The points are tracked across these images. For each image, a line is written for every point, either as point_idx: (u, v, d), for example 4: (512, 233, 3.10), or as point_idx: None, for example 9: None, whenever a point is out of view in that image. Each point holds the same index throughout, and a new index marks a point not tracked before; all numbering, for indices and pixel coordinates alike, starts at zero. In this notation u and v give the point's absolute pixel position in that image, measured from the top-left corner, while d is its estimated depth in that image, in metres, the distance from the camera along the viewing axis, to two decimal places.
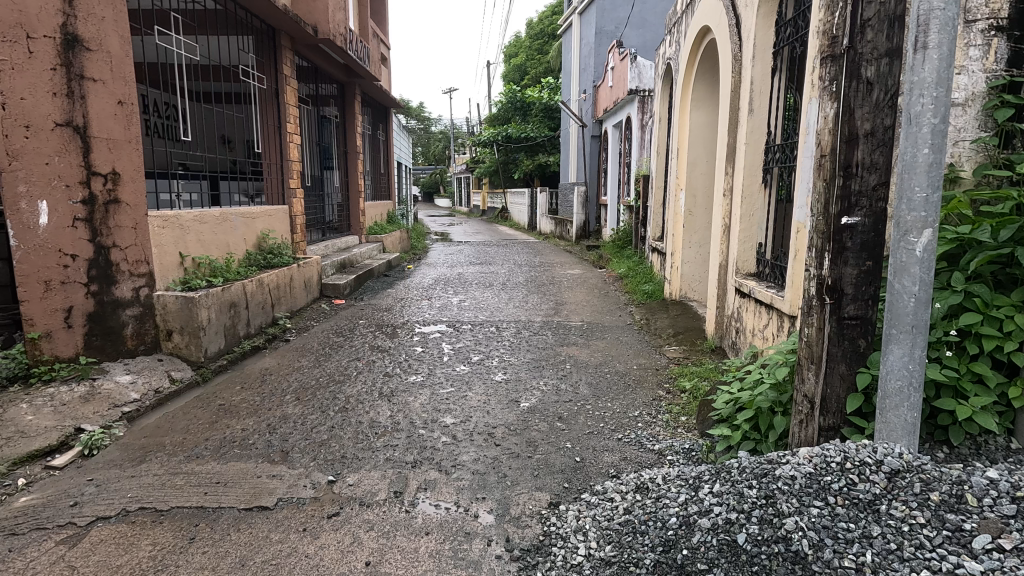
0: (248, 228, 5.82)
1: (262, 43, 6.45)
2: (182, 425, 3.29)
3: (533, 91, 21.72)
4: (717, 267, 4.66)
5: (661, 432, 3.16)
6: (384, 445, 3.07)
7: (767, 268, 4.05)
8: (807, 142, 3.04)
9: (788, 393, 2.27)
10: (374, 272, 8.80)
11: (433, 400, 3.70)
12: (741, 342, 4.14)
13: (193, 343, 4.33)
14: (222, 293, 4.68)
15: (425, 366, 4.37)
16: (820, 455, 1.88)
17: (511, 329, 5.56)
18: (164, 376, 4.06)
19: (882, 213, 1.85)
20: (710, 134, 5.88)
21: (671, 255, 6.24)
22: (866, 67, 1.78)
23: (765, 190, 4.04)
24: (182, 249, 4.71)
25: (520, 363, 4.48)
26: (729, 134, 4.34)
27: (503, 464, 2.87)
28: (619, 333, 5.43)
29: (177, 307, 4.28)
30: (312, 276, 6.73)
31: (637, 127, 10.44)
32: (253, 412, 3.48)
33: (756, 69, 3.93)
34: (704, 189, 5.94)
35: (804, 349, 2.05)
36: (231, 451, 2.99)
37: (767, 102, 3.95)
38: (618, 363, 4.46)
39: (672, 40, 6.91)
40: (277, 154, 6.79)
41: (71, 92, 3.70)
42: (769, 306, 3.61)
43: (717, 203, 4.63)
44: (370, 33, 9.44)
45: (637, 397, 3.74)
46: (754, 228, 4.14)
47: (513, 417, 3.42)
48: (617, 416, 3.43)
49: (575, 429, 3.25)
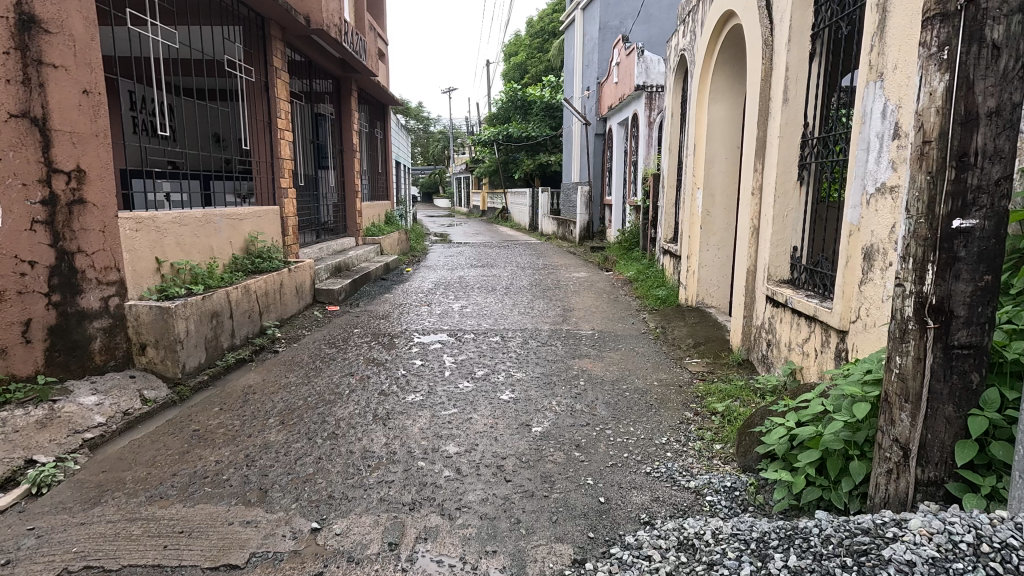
0: (234, 231, 5.41)
1: (251, 33, 6.05)
2: (147, 456, 2.89)
3: (534, 89, 21.30)
4: (743, 273, 4.26)
5: (695, 465, 2.77)
6: (378, 481, 2.67)
7: (804, 274, 3.66)
8: (866, 131, 2.68)
9: (866, 432, 1.87)
10: (371, 276, 8.41)
11: (434, 424, 3.30)
12: (774, 357, 3.74)
13: (169, 358, 3.95)
14: (202, 302, 4.28)
15: (424, 384, 3.96)
16: (943, 533, 1.50)
17: (517, 339, 5.16)
18: (134, 396, 3.66)
19: (1004, 214, 1.48)
20: (730, 129, 5.50)
21: (688, 258, 5.92)
22: (993, 28, 1.40)
23: (801, 188, 3.66)
24: (159, 253, 4.31)
25: (529, 379, 4.07)
26: (758, 127, 3.94)
27: (515, 506, 2.47)
28: (634, 343, 5.02)
29: (151, 318, 3.90)
30: (304, 281, 6.33)
31: (645, 125, 10.09)
32: (229, 441, 3.07)
33: (792, 54, 3.55)
34: (723, 189, 5.56)
35: (893, 384, 1.66)
36: (201, 489, 2.59)
37: (803, 90, 3.58)
38: (636, 379, 4.06)
39: (685, 31, 6.56)
40: (267, 151, 6.39)
41: (27, 79, 3.28)
42: (810, 319, 3.22)
43: (744, 203, 4.24)
44: (366, 26, 9.05)
45: (661, 420, 3.34)
46: (788, 229, 3.74)
47: (524, 445, 3.02)
48: (642, 445, 3.03)
49: (595, 462, 2.85)
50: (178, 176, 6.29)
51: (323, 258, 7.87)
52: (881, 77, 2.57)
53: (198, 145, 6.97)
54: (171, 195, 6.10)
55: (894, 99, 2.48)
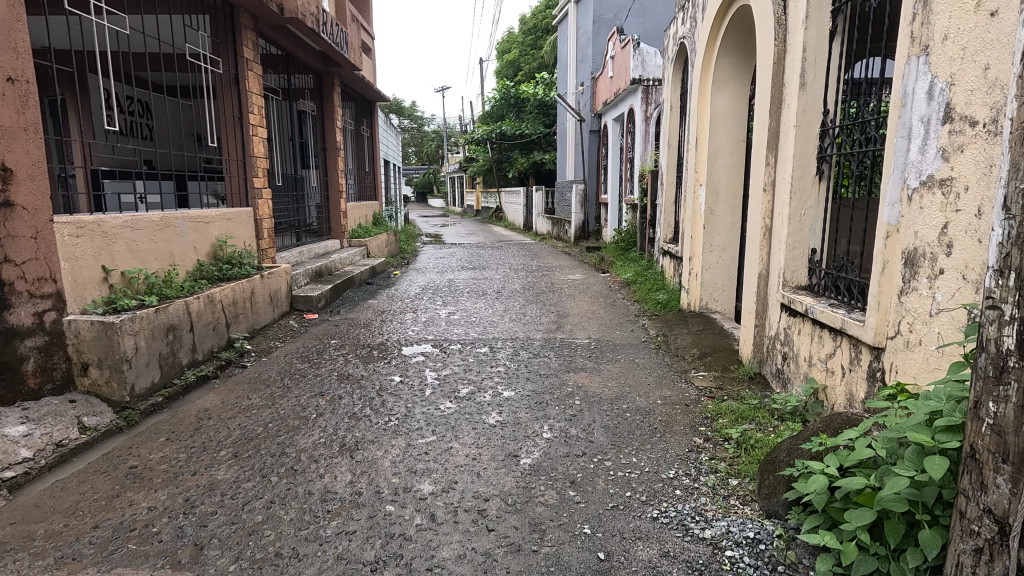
0: (199, 235, 4.97)
1: (218, 22, 5.62)
2: (70, 502, 2.47)
3: (528, 85, 20.76)
4: (754, 278, 3.87)
5: (710, 507, 2.38)
6: (337, 533, 2.26)
7: (824, 280, 3.26)
8: (909, 115, 2.26)
9: (937, 492, 1.47)
10: (355, 281, 7.97)
11: (408, 456, 2.88)
12: (791, 372, 3.36)
13: (115, 380, 3.52)
14: (155, 316, 3.85)
15: (401, 406, 3.53)
16: None
17: (507, 350, 4.74)
18: (72, 423, 3.22)
19: None
20: (734, 120, 5.10)
21: (690, 261, 5.52)
22: None
23: (820, 183, 3.29)
24: (106, 261, 3.86)
25: (518, 398, 3.66)
26: (770, 116, 3.55)
27: (498, 565, 2.07)
28: (634, 354, 4.63)
29: (94, 335, 3.47)
30: (280, 288, 5.91)
31: (642, 120, 9.70)
32: (169, 481, 2.65)
33: (810, 32, 3.16)
34: (727, 186, 5.16)
35: (981, 439, 1.34)
36: (123, 548, 2.17)
37: (823, 74, 3.20)
38: (638, 398, 3.66)
39: (684, 17, 6.16)
40: (238, 148, 5.95)
41: None
42: (836, 332, 2.83)
43: (754, 200, 3.84)
44: (349, 17, 8.60)
45: (668, 448, 2.95)
46: (806, 229, 3.35)
47: (511, 483, 2.61)
48: (647, 480, 2.64)
49: (592, 505, 2.44)
50: (153, 176, 5.95)
51: (303, 262, 7.43)
52: (925, 50, 2.17)
53: (179, 145, 6.64)
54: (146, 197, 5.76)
55: (943, 77, 2.09)
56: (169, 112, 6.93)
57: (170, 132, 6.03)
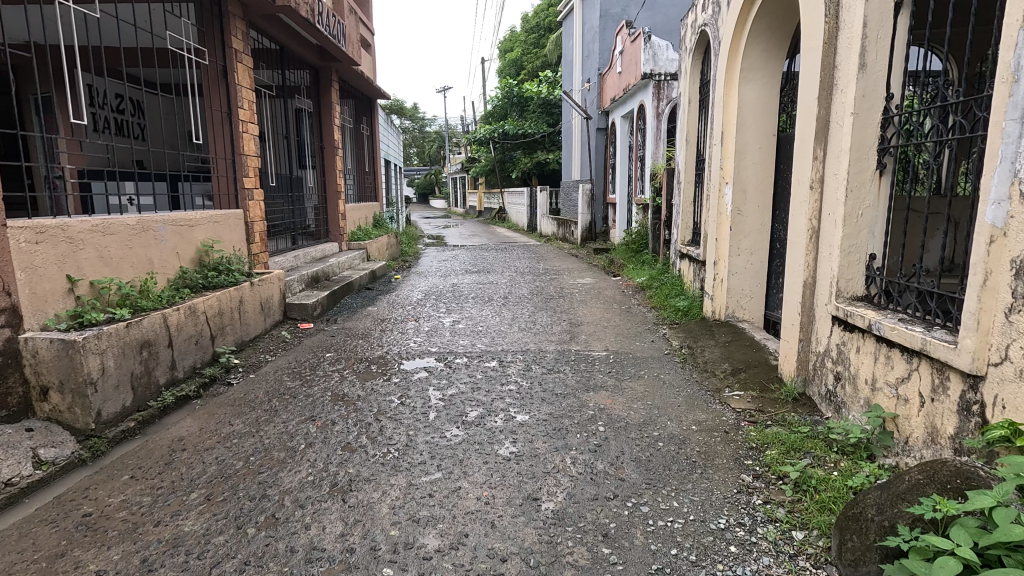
0: (181, 240, 4.55)
1: (204, 9, 5.20)
2: (2, 566, 2.06)
3: (531, 84, 20.37)
4: (797, 287, 3.44)
5: (776, 571, 1.96)
6: None
7: (886, 290, 2.84)
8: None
9: None
10: (353, 286, 7.55)
11: (411, 499, 2.46)
12: (846, 396, 2.93)
13: (78, 405, 3.10)
14: (127, 331, 3.43)
15: (401, 433, 3.11)
16: None
17: (517, 365, 4.33)
18: (25, 456, 2.81)
19: None
20: (764, 111, 4.67)
21: (714, 265, 5.10)
22: None
23: (880, 180, 2.87)
24: (73, 270, 3.44)
25: (534, 423, 3.24)
26: (820, 103, 3.12)
27: None
28: (657, 368, 4.21)
29: (54, 355, 3.06)
30: (272, 296, 5.50)
31: (653, 116, 9.35)
32: (125, 535, 2.23)
33: (872, 5, 2.74)
34: (757, 184, 4.74)
35: None
36: None
37: (887, 53, 2.77)
38: (669, 422, 3.24)
39: (706, 3, 5.74)
40: (226, 146, 5.53)
41: None
42: (910, 353, 2.41)
43: (798, 198, 3.41)
44: (347, 9, 8.16)
45: (712, 487, 2.53)
46: (863, 232, 2.93)
47: (532, 537, 2.20)
48: (694, 532, 2.21)
49: (632, 568, 2.02)
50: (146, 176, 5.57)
51: (298, 267, 7.02)
52: None
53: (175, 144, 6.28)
54: (139, 198, 5.39)
55: None
56: (163, 109, 6.55)
57: (162, 130, 5.64)
